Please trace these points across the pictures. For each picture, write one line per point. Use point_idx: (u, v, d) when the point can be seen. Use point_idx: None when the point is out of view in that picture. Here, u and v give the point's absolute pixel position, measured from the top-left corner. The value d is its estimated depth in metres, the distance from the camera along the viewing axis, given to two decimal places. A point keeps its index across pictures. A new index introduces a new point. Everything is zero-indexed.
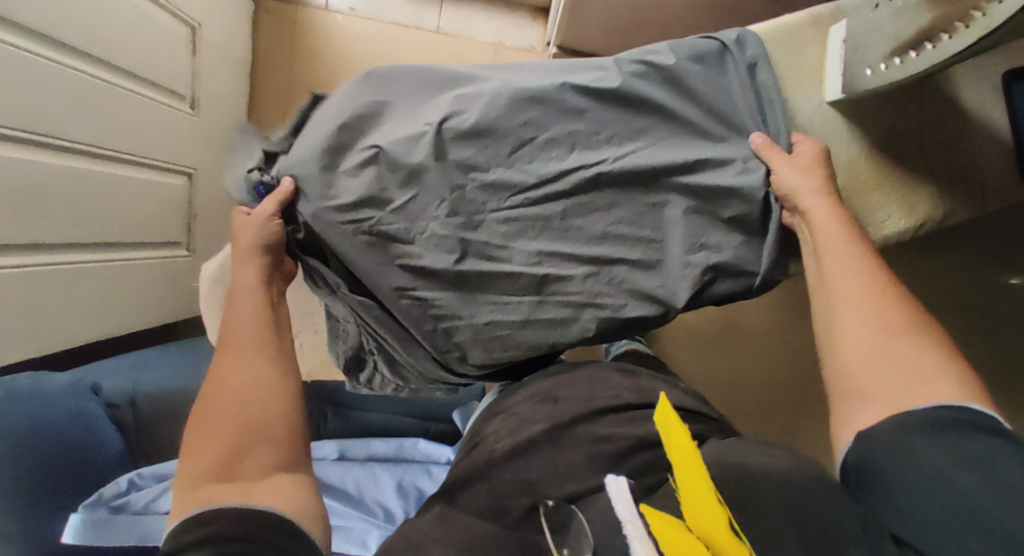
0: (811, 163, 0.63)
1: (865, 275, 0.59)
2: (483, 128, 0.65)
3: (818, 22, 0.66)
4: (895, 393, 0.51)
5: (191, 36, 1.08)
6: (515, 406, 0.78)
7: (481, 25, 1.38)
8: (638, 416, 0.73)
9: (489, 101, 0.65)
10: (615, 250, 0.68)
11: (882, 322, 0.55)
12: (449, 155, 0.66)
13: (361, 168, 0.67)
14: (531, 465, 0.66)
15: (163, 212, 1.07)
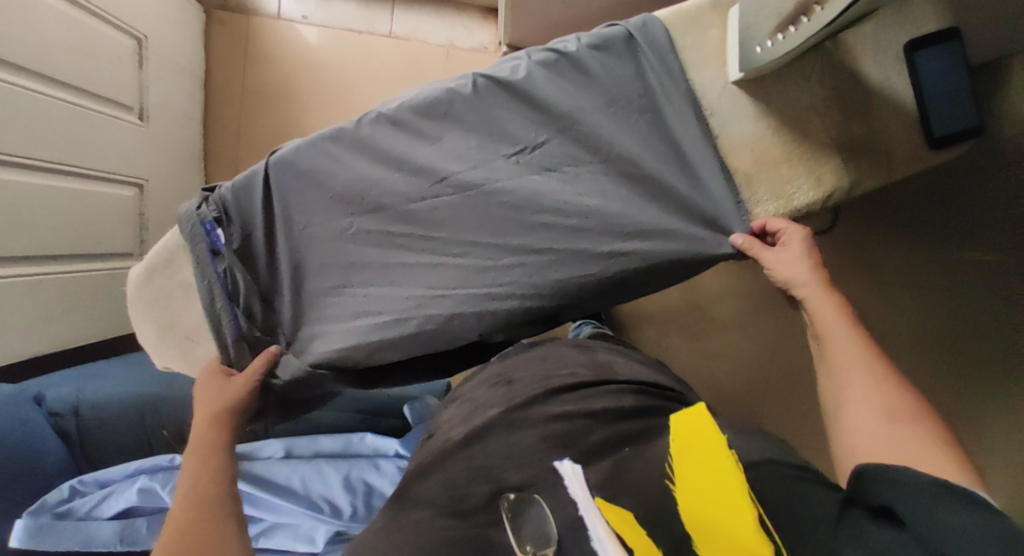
0: (798, 250, 0.61)
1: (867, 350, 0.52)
2: (402, 121, 0.65)
3: (717, 5, 0.64)
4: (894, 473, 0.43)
5: (138, 48, 1.12)
6: (472, 394, 0.82)
7: (433, 27, 1.39)
8: (591, 392, 0.75)
9: (411, 98, 0.66)
10: (542, 238, 0.65)
11: (880, 395, 0.48)
12: (370, 148, 0.65)
13: (287, 169, 0.65)
14: (486, 450, 0.64)
15: (113, 222, 1.08)
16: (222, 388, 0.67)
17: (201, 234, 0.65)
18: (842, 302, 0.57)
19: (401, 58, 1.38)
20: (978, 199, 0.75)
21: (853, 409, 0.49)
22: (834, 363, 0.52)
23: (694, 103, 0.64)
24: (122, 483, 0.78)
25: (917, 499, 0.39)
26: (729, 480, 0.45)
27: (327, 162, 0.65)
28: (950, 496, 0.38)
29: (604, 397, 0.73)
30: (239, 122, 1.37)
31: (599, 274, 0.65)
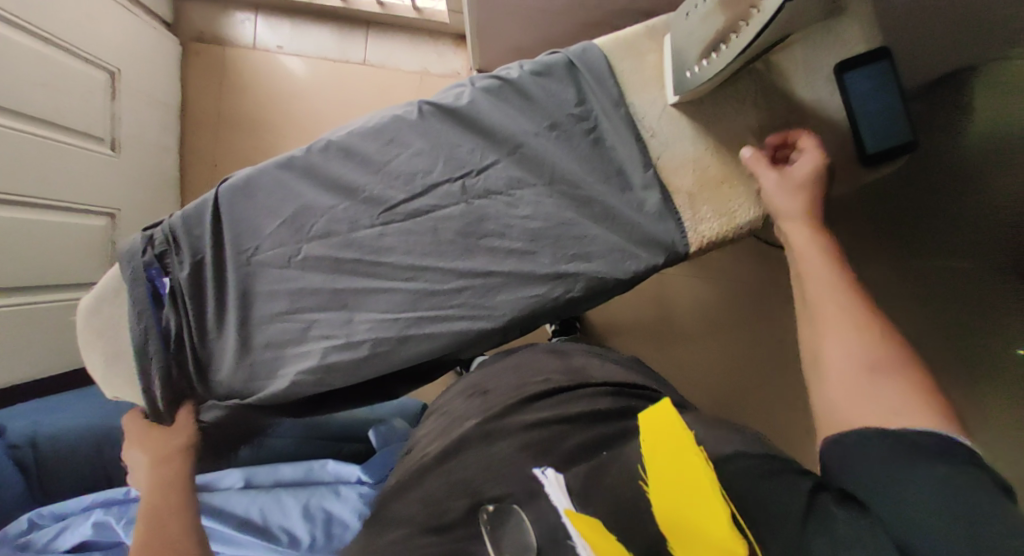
0: (798, 183, 0.58)
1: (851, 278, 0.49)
2: (350, 148, 0.65)
3: (653, 33, 0.66)
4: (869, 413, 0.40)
5: (111, 81, 1.14)
6: (451, 407, 0.82)
7: (406, 55, 1.42)
8: (567, 397, 0.73)
9: (358, 126, 0.66)
10: (488, 262, 0.66)
11: (868, 323, 0.45)
12: (318, 175, 0.66)
13: (234, 199, 0.65)
14: (464, 463, 0.65)
15: (83, 252, 1.09)
16: (165, 435, 0.67)
17: (141, 279, 0.64)
18: (827, 238, 0.54)
19: (374, 84, 1.41)
20: (949, 210, 0.72)
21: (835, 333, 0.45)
22: (817, 286, 0.49)
23: (633, 129, 0.66)
24: (79, 516, 0.77)
25: (876, 465, 0.37)
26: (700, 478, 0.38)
27: (274, 190, 0.65)
28: (910, 453, 0.36)
29: (579, 398, 0.72)
30: (214, 150, 1.38)
31: (546, 294, 0.66)
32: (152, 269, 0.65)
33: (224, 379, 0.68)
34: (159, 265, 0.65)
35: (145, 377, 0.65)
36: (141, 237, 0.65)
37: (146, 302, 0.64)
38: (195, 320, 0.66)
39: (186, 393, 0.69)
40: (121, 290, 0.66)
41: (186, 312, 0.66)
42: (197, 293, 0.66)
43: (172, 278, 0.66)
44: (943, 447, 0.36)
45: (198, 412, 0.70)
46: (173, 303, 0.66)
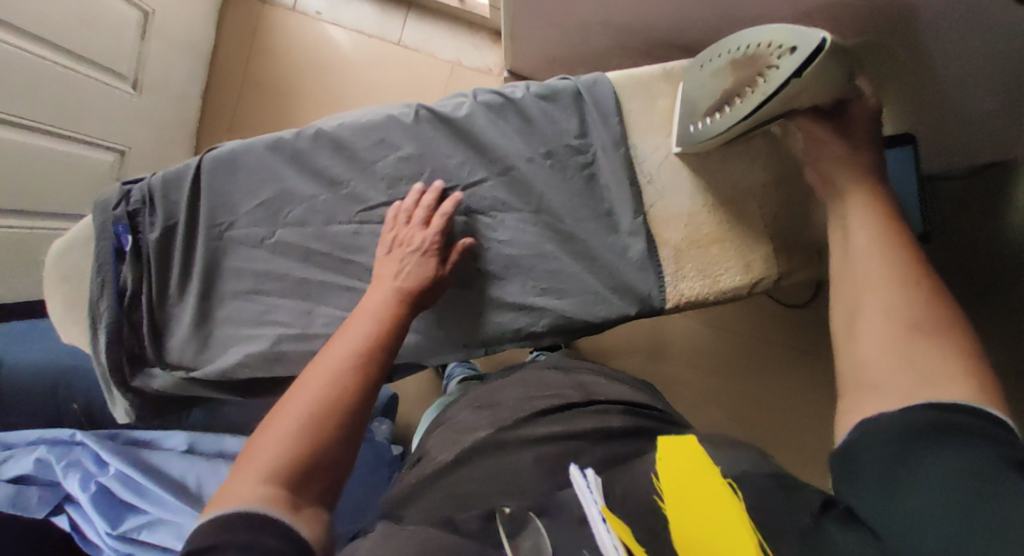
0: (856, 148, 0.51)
1: (894, 249, 0.45)
2: (338, 139, 0.64)
3: (669, 76, 0.63)
4: (907, 392, 0.38)
5: (143, 21, 1.14)
6: (454, 417, 0.76)
7: (442, 42, 1.39)
8: (578, 413, 0.68)
9: (352, 118, 0.65)
10: (457, 280, 0.65)
11: (906, 304, 0.42)
12: (302, 161, 0.64)
13: (217, 170, 0.65)
14: (471, 475, 0.61)
15: (86, 184, 1.10)
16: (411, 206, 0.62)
17: (108, 232, 0.64)
18: (880, 218, 0.48)
19: (405, 68, 1.39)
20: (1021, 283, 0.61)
21: (877, 313, 0.43)
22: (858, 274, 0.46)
23: (630, 173, 0.63)
24: (22, 451, 0.79)
25: (882, 466, 0.35)
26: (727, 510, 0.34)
27: (257, 168, 0.65)
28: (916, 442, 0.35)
29: (587, 416, 0.67)
30: (236, 105, 1.39)
31: (510, 323, 0.65)
32: (119, 225, 0.64)
33: (175, 348, 0.67)
34: (128, 223, 0.65)
35: (94, 332, 0.65)
36: (117, 191, 0.65)
37: (109, 255, 0.64)
38: (156, 284, 0.66)
39: (132, 354, 0.68)
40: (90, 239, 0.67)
41: (148, 273, 0.66)
42: (165, 257, 0.66)
43: (139, 238, 0.65)
44: (947, 433, 0.34)
45: (130, 377, 0.67)
46: (136, 263, 0.66)
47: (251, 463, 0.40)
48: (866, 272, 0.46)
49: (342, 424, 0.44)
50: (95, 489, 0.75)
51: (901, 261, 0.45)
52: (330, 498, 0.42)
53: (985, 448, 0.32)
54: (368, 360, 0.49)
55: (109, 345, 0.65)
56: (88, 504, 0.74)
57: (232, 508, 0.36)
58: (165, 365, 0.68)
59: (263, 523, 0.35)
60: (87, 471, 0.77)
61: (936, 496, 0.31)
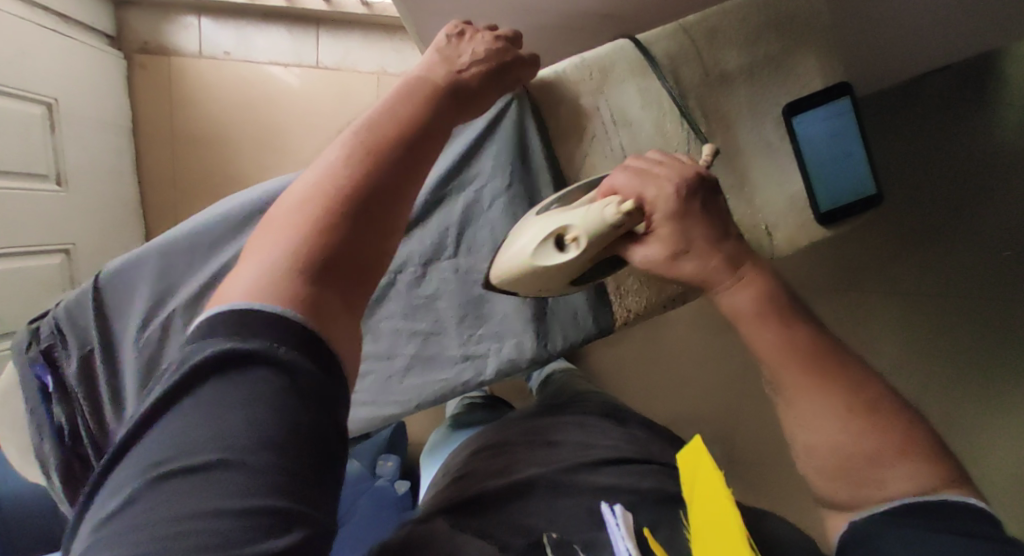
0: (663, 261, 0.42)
1: (773, 304, 0.39)
2: (238, 225, 0.61)
3: (564, 80, 0.57)
4: (849, 487, 0.36)
5: (49, 113, 1.10)
6: (509, 443, 0.74)
7: (361, 53, 1.30)
8: (640, 469, 0.66)
9: (245, 200, 0.61)
10: (394, 346, 0.62)
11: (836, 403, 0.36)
12: (208, 255, 0.62)
13: (126, 283, 0.62)
14: (529, 509, 0.59)
15: (40, 294, 1.08)
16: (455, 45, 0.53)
17: (26, 376, 0.61)
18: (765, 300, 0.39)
19: (331, 90, 1.31)
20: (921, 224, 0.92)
21: (808, 386, 0.36)
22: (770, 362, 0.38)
23: (534, 204, 0.59)
24: None
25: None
26: (719, 498, 0.41)
27: (165, 274, 0.62)
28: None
29: (638, 475, 0.65)
30: (172, 168, 1.34)
31: (456, 378, 0.61)
32: (38, 366, 0.62)
33: None
34: (45, 360, 0.62)
35: (47, 476, 0.63)
36: (27, 331, 0.63)
37: (36, 398, 0.62)
38: (90, 415, 0.63)
39: None
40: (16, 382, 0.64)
41: (80, 406, 0.64)
42: (92, 386, 0.64)
43: (61, 373, 0.63)
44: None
45: None
46: (66, 399, 0.63)
47: (255, 258, 0.31)
48: (761, 338, 0.38)
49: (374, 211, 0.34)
50: None
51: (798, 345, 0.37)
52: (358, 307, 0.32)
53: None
54: (410, 141, 0.40)
55: (67, 488, 0.63)
56: None
57: (227, 308, 0.27)
58: None
59: (279, 338, 0.26)
60: None
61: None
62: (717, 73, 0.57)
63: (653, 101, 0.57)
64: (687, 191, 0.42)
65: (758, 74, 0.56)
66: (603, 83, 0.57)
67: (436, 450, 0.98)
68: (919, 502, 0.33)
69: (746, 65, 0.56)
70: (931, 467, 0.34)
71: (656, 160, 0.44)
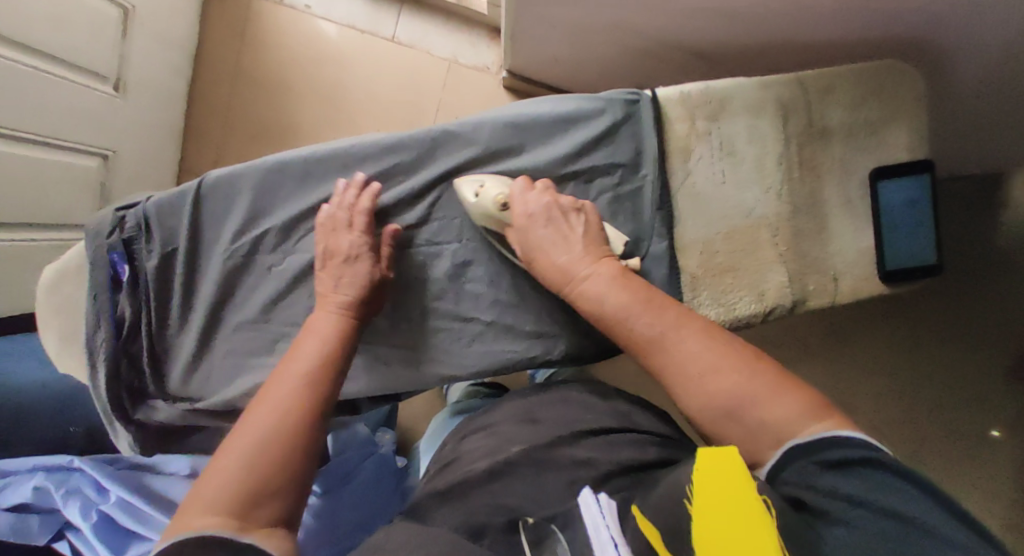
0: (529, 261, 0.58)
1: (624, 290, 0.52)
2: (357, 159, 0.63)
3: (687, 101, 0.62)
4: (761, 444, 0.44)
5: (124, 17, 1.07)
6: (496, 425, 0.76)
7: (438, 39, 1.34)
8: (617, 440, 0.68)
9: (369, 139, 0.64)
10: (469, 310, 0.65)
11: (735, 370, 0.45)
12: (317, 188, 0.64)
13: (228, 195, 0.63)
14: (511, 487, 0.62)
15: (70, 192, 1.05)
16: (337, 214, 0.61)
17: (103, 262, 0.60)
18: (657, 309, 0.50)
19: (400, 66, 1.34)
20: (975, 293, 0.97)
21: (667, 355, 0.48)
22: (661, 345, 0.49)
23: (634, 206, 0.63)
24: (21, 477, 0.78)
25: (829, 478, 0.38)
26: (747, 495, 0.37)
27: (270, 193, 0.63)
28: (861, 472, 0.37)
29: (622, 446, 0.67)
30: (226, 102, 1.34)
31: (524, 352, 0.64)
32: (115, 254, 0.61)
33: (177, 379, 0.65)
34: (124, 251, 0.62)
35: (91, 367, 0.62)
36: (109, 217, 0.62)
37: (103, 285, 0.61)
38: (155, 313, 0.63)
39: (132, 389, 0.65)
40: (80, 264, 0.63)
41: (147, 304, 0.64)
42: (163, 286, 0.64)
43: (137, 267, 0.63)
44: (900, 479, 0.36)
45: (132, 411, 0.65)
46: (133, 293, 0.63)
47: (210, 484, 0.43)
48: (638, 322, 0.51)
49: (296, 442, 0.46)
50: (96, 517, 0.74)
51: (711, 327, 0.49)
52: (295, 504, 0.45)
53: (951, 522, 0.33)
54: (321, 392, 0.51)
55: (110, 382, 0.62)
56: (89, 535, 0.72)
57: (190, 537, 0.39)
58: (168, 397, 0.66)
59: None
60: (88, 499, 0.76)
61: (873, 535, 0.34)
62: (819, 126, 0.63)
63: (759, 137, 0.62)
64: (544, 209, 0.57)
65: (854, 136, 0.63)
66: (720, 112, 0.62)
67: (436, 435, 0.99)
68: (808, 440, 0.41)
69: (846, 126, 0.62)
70: (808, 402, 0.43)
71: (546, 184, 0.59)
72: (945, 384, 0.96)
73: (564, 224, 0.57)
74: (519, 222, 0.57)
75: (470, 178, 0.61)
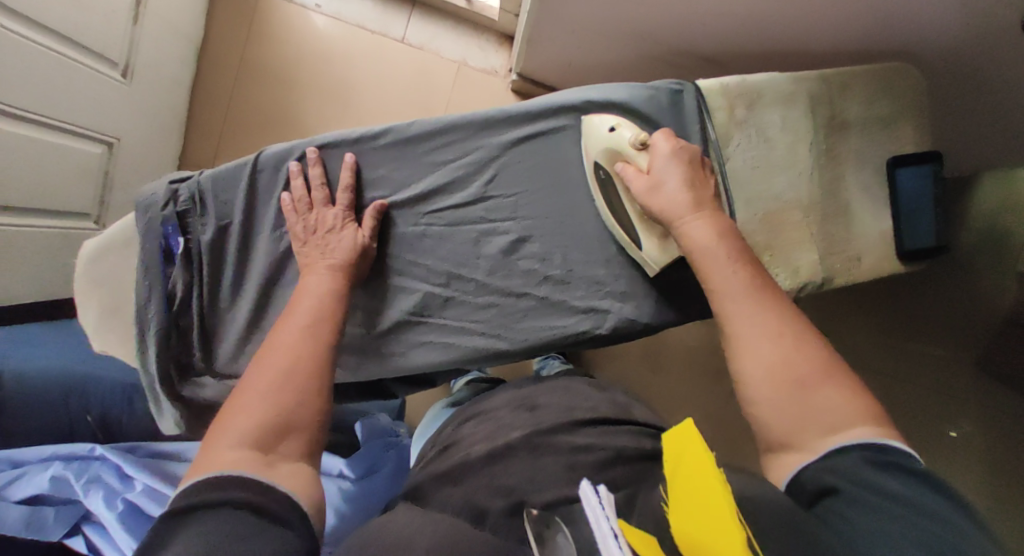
0: (644, 191, 0.57)
1: (724, 241, 0.54)
2: (422, 136, 0.65)
3: (727, 92, 0.67)
4: (800, 433, 0.45)
5: (137, 5, 1.05)
6: (493, 412, 0.80)
7: (447, 42, 1.37)
8: (612, 429, 0.72)
9: (434, 117, 0.66)
10: (522, 284, 0.67)
11: (799, 349, 0.47)
12: (383, 164, 0.66)
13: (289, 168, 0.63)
14: (509, 470, 0.64)
15: (75, 178, 1.01)
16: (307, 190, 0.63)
17: (157, 233, 0.60)
18: (752, 277, 0.52)
19: (409, 66, 1.36)
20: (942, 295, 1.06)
21: (742, 314, 0.50)
22: (734, 305, 0.51)
23: None
24: (34, 467, 0.74)
25: (864, 471, 0.41)
26: (709, 478, 0.39)
27: (332, 166, 0.64)
28: (897, 472, 0.40)
29: (620, 434, 0.71)
30: (229, 98, 1.33)
31: (578, 327, 0.66)
32: (169, 226, 0.60)
33: (227, 355, 0.65)
34: (177, 223, 0.61)
35: (140, 341, 0.61)
36: (162, 189, 0.61)
37: (155, 257, 0.60)
38: (208, 288, 0.63)
39: (179, 365, 0.64)
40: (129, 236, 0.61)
41: (199, 277, 0.63)
42: (217, 260, 0.63)
43: (189, 239, 0.62)
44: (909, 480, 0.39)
45: (179, 388, 0.64)
46: (186, 266, 0.62)
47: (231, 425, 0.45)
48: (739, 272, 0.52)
49: (307, 384, 0.49)
50: (123, 506, 0.70)
51: (782, 307, 0.51)
52: (312, 447, 0.47)
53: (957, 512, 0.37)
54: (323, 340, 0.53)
55: (160, 356, 0.61)
56: (115, 522, 0.69)
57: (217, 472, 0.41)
58: (217, 374, 0.66)
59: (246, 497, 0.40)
60: (110, 488, 0.72)
61: (883, 519, 0.37)
62: (842, 119, 0.68)
63: (792, 126, 0.68)
64: (688, 151, 0.58)
65: (872, 129, 0.69)
66: (756, 102, 0.67)
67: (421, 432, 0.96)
68: (847, 445, 0.43)
69: (866, 118, 0.69)
70: (856, 405, 0.45)
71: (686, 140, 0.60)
72: (912, 388, 1.06)
73: (699, 176, 0.58)
74: (660, 153, 0.58)
75: (608, 115, 0.63)
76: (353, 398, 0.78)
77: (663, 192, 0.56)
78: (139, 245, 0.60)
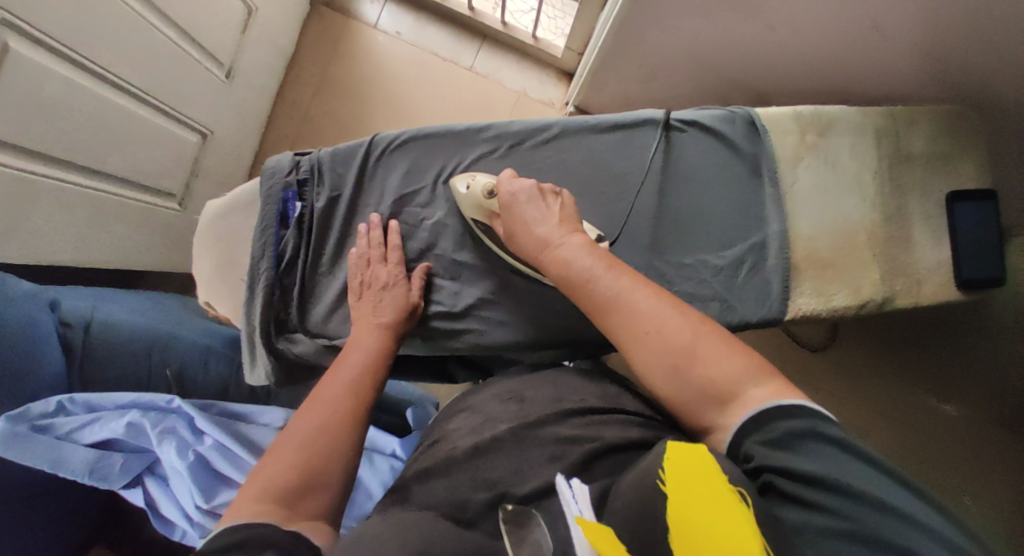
0: (518, 235, 0.64)
1: (594, 256, 0.58)
2: (521, 134, 0.75)
3: (799, 119, 0.75)
4: (710, 409, 0.47)
5: (248, 17, 1.17)
6: (479, 402, 0.68)
7: (511, 73, 1.47)
8: (611, 414, 0.62)
9: (532, 120, 0.76)
10: None
11: (673, 331, 0.50)
12: (483, 154, 0.74)
13: (404, 150, 0.73)
14: (490, 463, 0.57)
15: (170, 161, 1.09)
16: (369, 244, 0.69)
17: (279, 198, 0.69)
18: (630, 278, 0.56)
19: (474, 94, 1.45)
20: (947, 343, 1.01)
21: (623, 316, 0.53)
22: (617, 320, 0.54)
23: (753, 199, 0.74)
24: (111, 412, 0.76)
25: (803, 460, 0.40)
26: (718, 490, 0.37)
27: (441, 151, 0.74)
28: (829, 453, 0.40)
29: (618, 421, 0.61)
30: (307, 107, 1.43)
31: None
32: (288, 192, 0.70)
33: (318, 316, 0.70)
34: (296, 191, 0.70)
35: (250, 291, 0.68)
36: (288, 161, 0.71)
37: (274, 218, 0.69)
38: (313, 251, 0.70)
39: (277, 320, 0.70)
40: (251, 197, 0.71)
41: (306, 240, 0.70)
42: (325, 227, 0.71)
43: (304, 206, 0.71)
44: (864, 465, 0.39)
45: (275, 341, 0.70)
46: (297, 230, 0.70)
47: (259, 476, 0.48)
48: (599, 285, 0.56)
49: (337, 441, 0.53)
50: (193, 457, 0.75)
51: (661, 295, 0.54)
52: (333, 504, 0.50)
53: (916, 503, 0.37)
54: (358, 401, 0.57)
55: (264, 307, 0.68)
56: (186, 473, 0.73)
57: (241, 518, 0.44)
58: (309, 333, 0.70)
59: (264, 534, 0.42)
60: (182, 439, 0.77)
61: (847, 526, 0.36)
62: (906, 152, 0.74)
63: (858, 156, 0.74)
64: (530, 186, 0.65)
65: (934, 165, 0.74)
66: (826, 130, 0.74)
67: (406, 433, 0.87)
68: (751, 415, 0.44)
69: (930, 154, 0.74)
70: (750, 368, 0.47)
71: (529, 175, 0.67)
72: (929, 440, 1.03)
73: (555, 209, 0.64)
74: (511, 192, 0.65)
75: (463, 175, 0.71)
76: (421, 378, 0.82)
77: (533, 230, 0.62)
78: (262, 206, 0.69)
